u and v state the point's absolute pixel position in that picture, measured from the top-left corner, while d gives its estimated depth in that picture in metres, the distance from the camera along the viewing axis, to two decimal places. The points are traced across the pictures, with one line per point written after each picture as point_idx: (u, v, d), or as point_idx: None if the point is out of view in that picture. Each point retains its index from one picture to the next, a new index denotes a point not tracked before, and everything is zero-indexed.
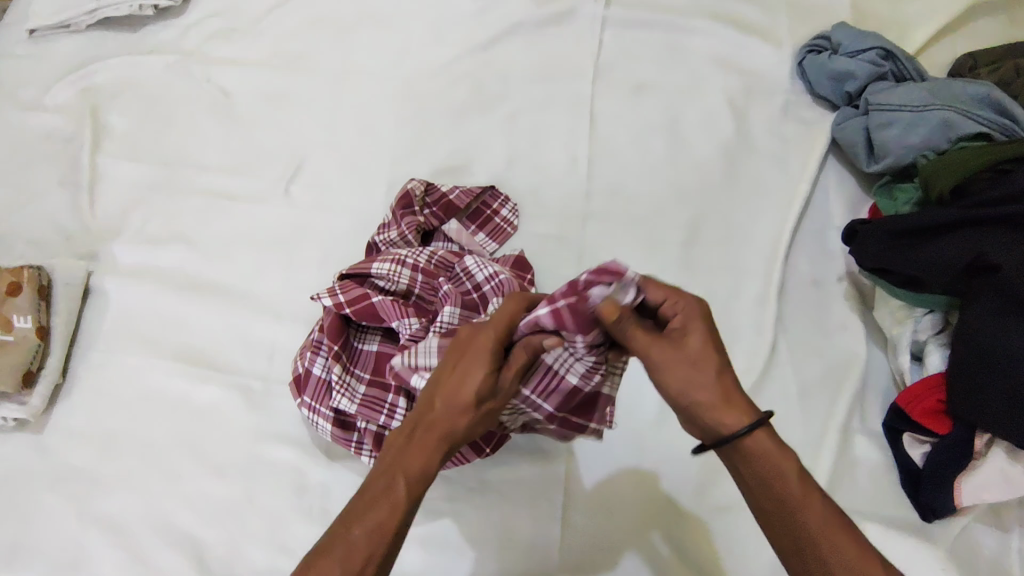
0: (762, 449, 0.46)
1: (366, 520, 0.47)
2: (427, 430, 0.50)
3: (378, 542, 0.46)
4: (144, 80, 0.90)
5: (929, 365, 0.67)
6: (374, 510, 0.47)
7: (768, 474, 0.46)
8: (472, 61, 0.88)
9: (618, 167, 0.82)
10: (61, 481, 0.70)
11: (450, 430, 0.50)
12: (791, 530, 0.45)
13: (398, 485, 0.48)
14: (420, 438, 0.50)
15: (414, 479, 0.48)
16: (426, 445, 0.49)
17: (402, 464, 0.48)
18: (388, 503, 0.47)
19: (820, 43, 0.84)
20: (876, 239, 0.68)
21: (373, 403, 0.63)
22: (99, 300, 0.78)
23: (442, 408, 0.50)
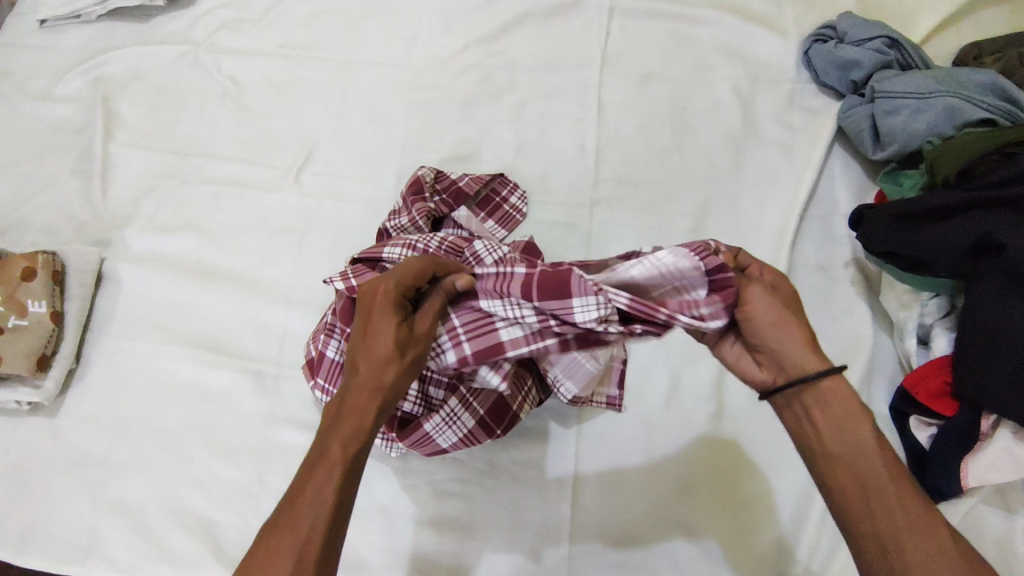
0: (835, 398, 0.49)
1: (310, 488, 0.47)
2: (354, 393, 0.50)
3: (319, 510, 0.46)
4: (155, 69, 0.90)
5: (935, 348, 0.68)
6: (311, 478, 0.47)
7: (839, 423, 0.49)
8: (480, 51, 0.89)
9: (626, 155, 0.83)
10: (75, 465, 0.71)
11: (376, 387, 0.50)
12: (855, 467, 0.47)
13: (335, 448, 0.48)
14: (348, 402, 0.50)
15: (347, 439, 0.49)
16: (356, 406, 0.49)
17: (337, 429, 0.49)
18: (326, 467, 0.48)
19: (826, 32, 0.85)
20: (882, 224, 0.68)
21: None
22: (112, 286, 0.79)
23: (365, 367, 0.50)
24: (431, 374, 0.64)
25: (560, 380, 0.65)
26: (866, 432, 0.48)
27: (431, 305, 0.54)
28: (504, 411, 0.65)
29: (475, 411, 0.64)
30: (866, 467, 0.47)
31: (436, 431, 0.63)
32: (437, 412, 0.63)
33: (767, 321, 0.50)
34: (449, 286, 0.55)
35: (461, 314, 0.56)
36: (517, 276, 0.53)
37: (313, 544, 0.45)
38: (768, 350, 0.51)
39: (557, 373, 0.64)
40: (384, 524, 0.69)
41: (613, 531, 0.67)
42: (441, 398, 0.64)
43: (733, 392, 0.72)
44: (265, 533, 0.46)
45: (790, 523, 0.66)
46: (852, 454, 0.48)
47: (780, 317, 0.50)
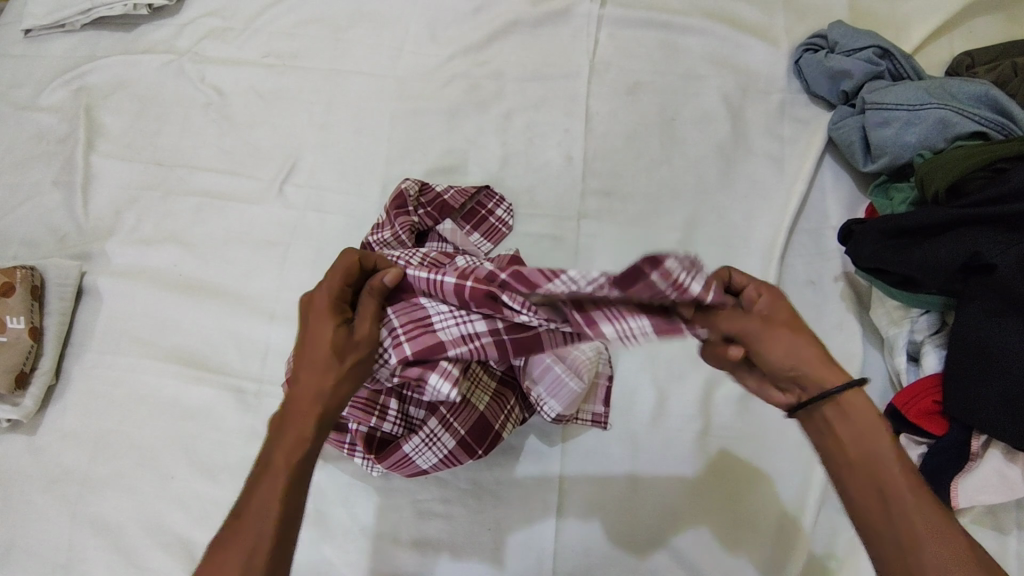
0: (856, 408, 0.47)
1: (255, 498, 0.47)
2: (298, 400, 0.50)
3: (265, 517, 0.45)
4: (139, 79, 0.89)
5: (925, 366, 0.67)
6: (258, 488, 0.47)
7: (858, 430, 0.46)
8: (467, 61, 0.88)
9: (613, 167, 0.82)
10: (54, 482, 0.70)
11: (318, 393, 0.49)
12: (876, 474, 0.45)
13: (279, 459, 0.48)
14: (291, 410, 0.49)
15: (291, 447, 0.48)
16: (299, 414, 0.49)
17: (281, 439, 0.49)
18: (271, 478, 0.47)
19: (817, 41, 0.83)
20: (871, 240, 0.67)
21: (365, 404, 0.61)
22: (93, 300, 0.78)
23: (305, 375, 0.50)
24: (411, 395, 0.63)
25: (546, 399, 0.64)
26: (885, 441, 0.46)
27: (366, 309, 0.52)
28: (486, 432, 0.64)
29: (456, 432, 0.62)
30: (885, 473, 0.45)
31: (416, 452, 0.62)
32: (416, 432, 0.62)
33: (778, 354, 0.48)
34: (375, 283, 0.52)
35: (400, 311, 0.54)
36: (448, 282, 0.51)
37: (261, 551, 0.44)
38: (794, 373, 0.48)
39: (539, 388, 0.64)
40: (365, 543, 0.68)
41: (594, 554, 0.66)
42: (421, 418, 0.63)
43: (720, 409, 0.71)
44: (212, 548, 0.45)
45: (776, 543, 0.65)
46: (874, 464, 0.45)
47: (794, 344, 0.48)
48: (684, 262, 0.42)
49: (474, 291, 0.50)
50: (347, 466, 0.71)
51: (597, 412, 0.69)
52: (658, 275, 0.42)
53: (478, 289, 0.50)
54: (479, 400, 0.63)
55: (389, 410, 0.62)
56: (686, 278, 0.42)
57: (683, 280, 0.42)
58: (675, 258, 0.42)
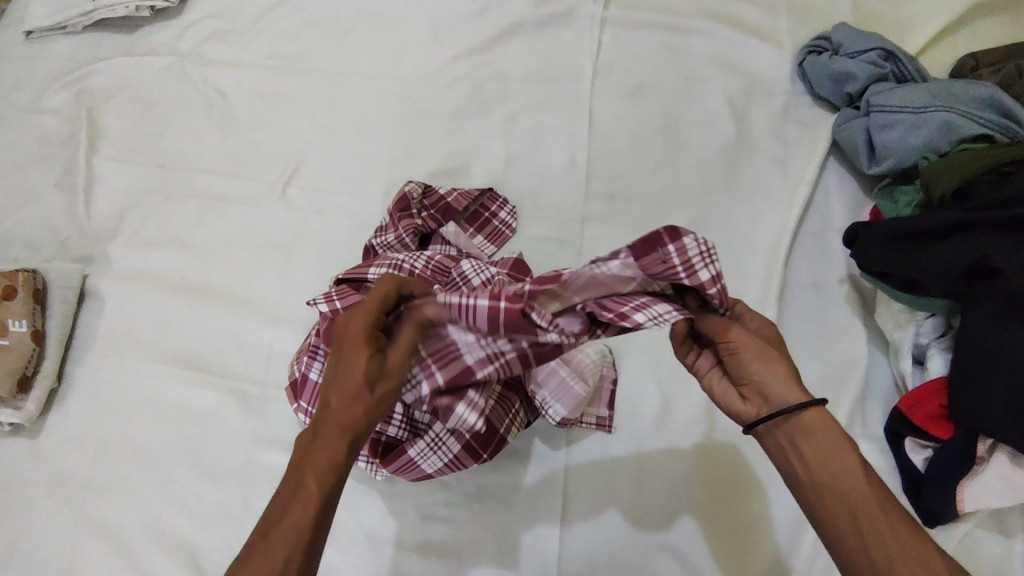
0: (820, 427, 0.50)
1: (285, 522, 0.45)
2: (329, 424, 0.47)
3: (294, 539, 0.45)
4: (141, 81, 0.89)
5: (930, 370, 0.67)
6: (288, 510, 0.46)
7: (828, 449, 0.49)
8: (470, 63, 0.88)
9: (616, 169, 0.82)
10: (57, 486, 0.70)
11: (352, 420, 0.47)
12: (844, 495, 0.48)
13: (309, 483, 0.46)
14: (321, 434, 0.47)
15: (322, 474, 0.47)
16: (331, 436, 0.47)
17: (311, 463, 0.47)
18: (301, 501, 0.46)
19: (821, 43, 0.83)
20: (876, 242, 0.67)
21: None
22: (95, 303, 0.78)
23: (339, 400, 0.47)
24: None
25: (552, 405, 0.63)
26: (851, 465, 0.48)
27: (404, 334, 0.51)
28: (491, 436, 0.64)
29: (461, 435, 0.62)
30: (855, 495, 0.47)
31: (421, 457, 0.62)
32: (422, 436, 0.62)
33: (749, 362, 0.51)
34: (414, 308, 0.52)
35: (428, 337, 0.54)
36: (480, 304, 0.50)
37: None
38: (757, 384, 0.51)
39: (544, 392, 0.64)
40: (369, 547, 0.68)
41: (599, 557, 0.66)
42: (426, 422, 0.63)
43: (725, 412, 0.71)
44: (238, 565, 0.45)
45: (781, 547, 0.65)
46: (839, 483, 0.48)
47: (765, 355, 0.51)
48: (700, 245, 0.48)
49: (509, 312, 0.49)
50: (350, 469, 0.71)
51: (602, 416, 0.68)
52: (676, 249, 0.48)
53: (512, 308, 0.50)
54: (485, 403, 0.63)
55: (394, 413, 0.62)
56: (698, 261, 0.48)
57: (695, 261, 0.48)
58: (693, 237, 0.48)
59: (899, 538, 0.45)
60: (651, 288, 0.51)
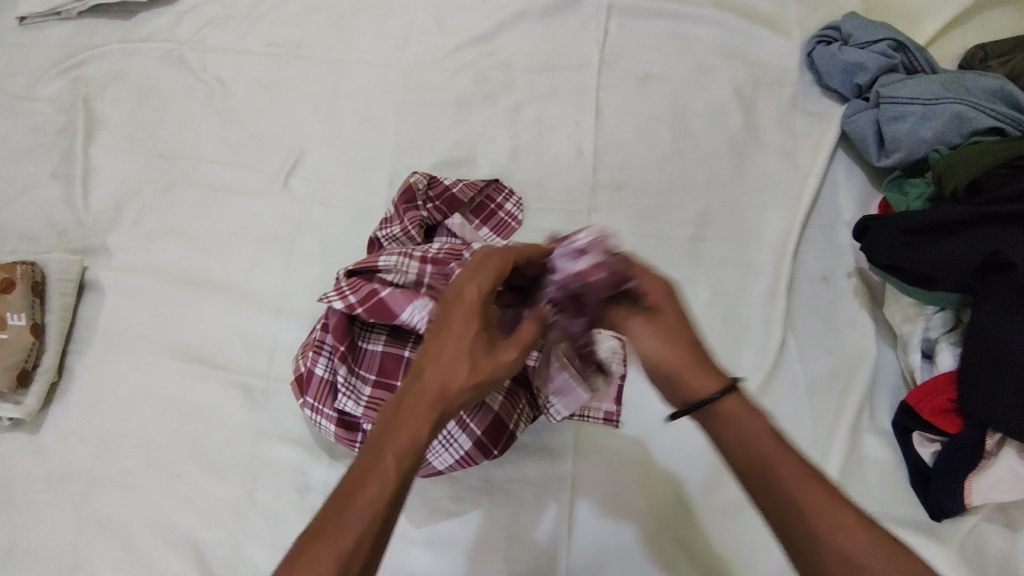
0: (733, 413, 0.48)
1: (360, 496, 0.42)
2: (418, 400, 0.46)
3: (369, 514, 0.42)
4: (137, 67, 0.87)
5: (940, 364, 0.67)
6: (365, 484, 0.42)
7: (740, 433, 0.48)
8: (475, 51, 0.86)
9: (623, 160, 0.81)
10: (59, 482, 0.69)
11: (441, 394, 0.46)
12: (762, 471, 0.46)
13: (389, 458, 0.43)
14: (410, 403, 0.46)
15: (406, 449, 0.44)
16: (419, 410, 0.45)
17: (394, 435, 0.44)
18: (379, 478, 0.43)
19: (830, 33, 0.82)
20: (887, 236, 0.66)
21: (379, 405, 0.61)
22: (94, 295, 0.76)
23: (431, 373, 0.47)
24: None
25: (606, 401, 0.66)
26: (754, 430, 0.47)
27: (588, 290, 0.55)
28: (501, 431, 0.62)
29: (472, 433, 0.62)
30: (769, 472, 0.45)
31: (433, 455, 0.63)
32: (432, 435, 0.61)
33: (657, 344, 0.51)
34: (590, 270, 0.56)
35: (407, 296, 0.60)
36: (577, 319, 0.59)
37: (360, 555, 0.41)
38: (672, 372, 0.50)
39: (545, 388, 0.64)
40: None
41: (608, 551, 0.66)
42: None
43: None
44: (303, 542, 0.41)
45: None
46: (771, 471, 0.45)
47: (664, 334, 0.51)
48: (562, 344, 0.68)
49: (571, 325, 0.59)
50: None
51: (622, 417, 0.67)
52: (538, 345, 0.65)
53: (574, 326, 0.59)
54: (495, 398, 0.63)
55: None
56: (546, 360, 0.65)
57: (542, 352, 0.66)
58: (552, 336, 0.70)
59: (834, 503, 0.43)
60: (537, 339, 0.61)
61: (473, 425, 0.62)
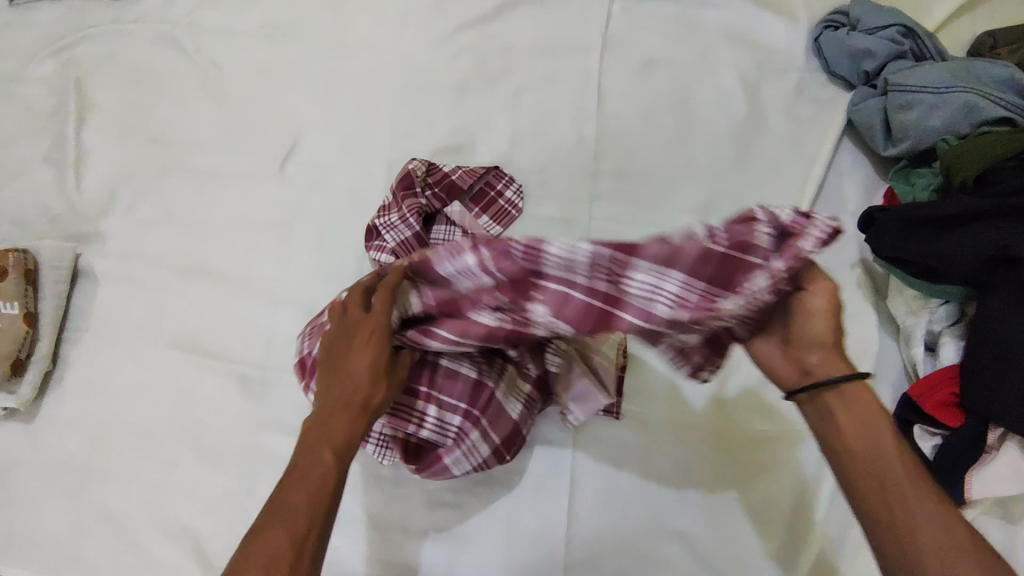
0: (858, 400, 0.50)
1: (299, 492, 0.48)
2: (339, 410, 0.51)
3: (312, 508, 0.48)
4: (129, 49, 0.85)
5: (942, 357, 0.67)
6: (304, 483, 0.49)
7: (864, 419, 0.49)
8: (474, 34, 0.85)
9: (625, 147, 0.80)
10: (56, 471, 0.69)
11: (360, 402, 0.51)
12: (875, 459, 0.47)
13: (325, 460, 0.50)
14: (335, 411, 0.51)
15: (340, 448, 0.50)
16: (340, 417, 0.51)
17: (324, 440, 0.50)
18: (317, 478, 0.49)
19: (838, 18, 0.80)
20: (894, 228, 0.65)
21: (401, 413, 0.61)
22: (88, 283, 0.76)
23: (348, 386, 0.52)
24: (446, 399, 0.60)
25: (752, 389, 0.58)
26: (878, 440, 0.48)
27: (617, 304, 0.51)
28: (518, 435, 0.64)
29: (491, 440, 0.63)
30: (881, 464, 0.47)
31: (455, 463, 0.63)
32: (456, 447, 0.62)
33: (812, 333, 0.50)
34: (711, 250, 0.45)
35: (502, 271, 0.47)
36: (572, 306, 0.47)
37: (308, 545, 0.47)
38: (804, 351, 0.51)
39: (564, 392, 0.65)
40: (375, 534, 0.67)
41: (607, 544, 0.66)
42: (457, 425, 0.61)
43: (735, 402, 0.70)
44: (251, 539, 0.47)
45: (788, 534, 0.65)
46: (875, 457, 0.47)
47: (813, 319, 0.49)
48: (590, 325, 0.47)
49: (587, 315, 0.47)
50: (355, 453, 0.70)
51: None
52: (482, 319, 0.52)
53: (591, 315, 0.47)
54: (514, 403, 0.63)
55: (427, 417, 0.60)
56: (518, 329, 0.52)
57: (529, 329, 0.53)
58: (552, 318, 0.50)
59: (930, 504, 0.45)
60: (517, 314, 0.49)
61: (495, 435, 0.63)
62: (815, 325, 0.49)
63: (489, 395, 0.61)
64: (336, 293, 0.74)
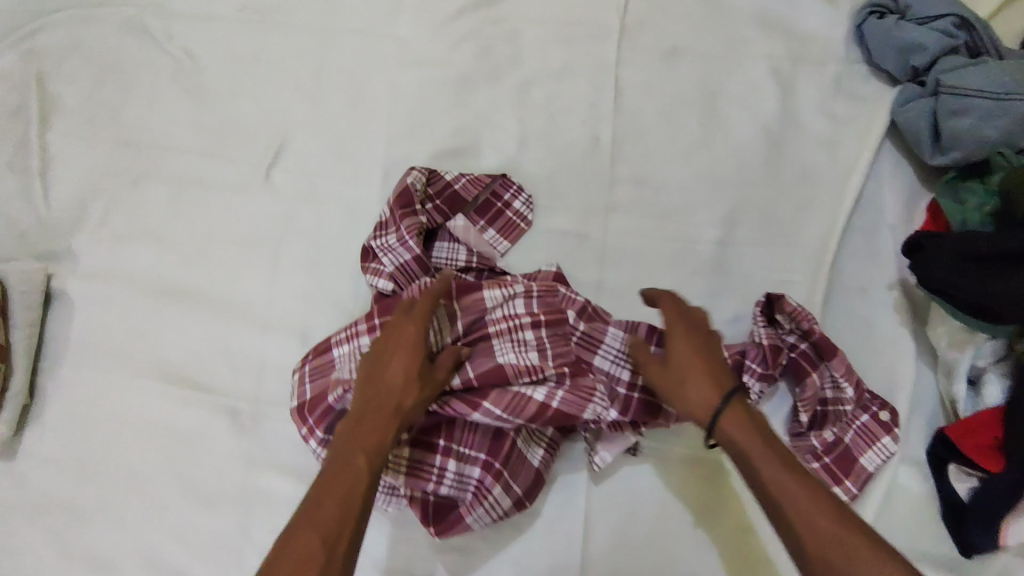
0: (734, 422, 0.53)
1: (335, 494, 0.49)
2: (374, 414, 0.53)
3: (346, 510, 0.48)
4: (94, 37, 0.76)
5: (986, 396, 0.63)
6: (338, 484, 0.50)
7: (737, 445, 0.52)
8: (477, 18, 0.76)
9: (644, 151, 0.73)
10: (39, 513, 0.65)
11: (395, 408, 0.53)
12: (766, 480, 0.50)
13: (358, 462, 0.51)
14: (368, 415, 0.53)
15: (373, 451, 0.51)
16: (376, 420, 0.53)
17: (359, 442, 0.52)
18: (354, 479, 0.50)
19: (885, 3, 0.72)
20: (945, 259, 0.59)
21: (421, 469, 0.61)
22: (63, 306, 0.70)
23: (384, 391, 0.54)
24: (468, 452, 0.61)
25: (841, 380, 0.64)
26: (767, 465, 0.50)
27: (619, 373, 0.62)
28: (538, 484, 0.62)
29: (512, 492, 0.61)
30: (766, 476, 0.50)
31: (472, 517, 0.60)
32: (478, 501, 0.60)
33: (688, 370, 0.55)
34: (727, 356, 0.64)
35: (556, 348, 0.61)
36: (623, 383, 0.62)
37: (342, 544, 0.47)
38: (679, 395, 0.55)
39: (594, 436, 0.64)
40: None
41: None
42: (478, 480, 0.60)
43: None
44: (285, 540, 0.47)
45: None
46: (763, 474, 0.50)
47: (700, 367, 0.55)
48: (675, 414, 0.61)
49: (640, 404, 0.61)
50: None
51: (824, 439, 0.64)
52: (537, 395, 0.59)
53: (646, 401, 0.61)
54: (535, 451, 0.62)
55: (447, 472, 0.61)
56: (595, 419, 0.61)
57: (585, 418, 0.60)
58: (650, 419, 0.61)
59: (811, 498, 0.47)
60: (574, 388, 0.60)
61: (517, 489, 0.61)
62: (689, 376, 0.55)
63: (511, 446, 0.61)
64: (331, 318, 0.68)
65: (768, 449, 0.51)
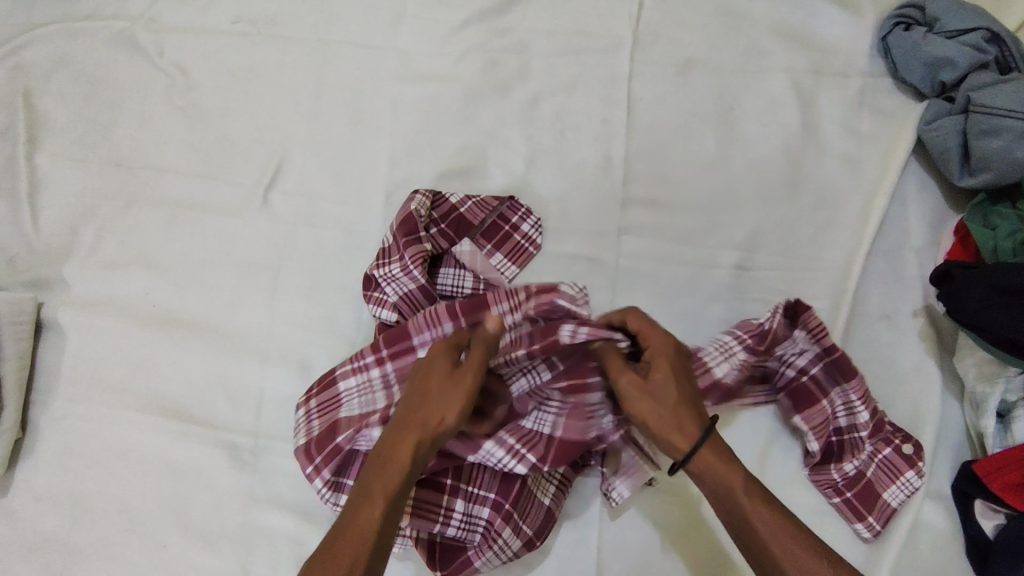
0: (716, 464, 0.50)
1: (348, 534, 0.47)
2: (395, 444, 0.50)
3: (360, 551, 0.46)
4: (83, 52, 0.73)
5: (1015, 433, 0.59)
6: (353, 524, 0.47)
7: (720, 488, 0.50)
8: (483, 30, 0.72)
9: (658, 169, 0.69)
10: (33, 552, 0.63)
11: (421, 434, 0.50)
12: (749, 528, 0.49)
13: (375, 497, 0.48)
14: (389, 446, 0.50)
15: (390, 485, 0.49)
16: (396, 453, 0.50)
17: (377, 477, 0.49)
18: (368, 517, 0.47)
19: (911, 14, 0.69)
20: (979, 291, 0.57)
21: (428, 511, 0.58)
22: (55, 336, 0.68)
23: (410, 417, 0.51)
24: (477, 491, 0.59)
25: (857, 404, 0.61)
26: (741, 498, 0.49)
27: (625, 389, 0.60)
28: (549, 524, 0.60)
29: (522, 534, 0.59)
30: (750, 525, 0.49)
31: (481, 559, 0.59)
32: (486, 544, 0.58)
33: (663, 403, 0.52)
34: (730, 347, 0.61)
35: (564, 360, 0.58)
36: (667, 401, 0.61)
37: None
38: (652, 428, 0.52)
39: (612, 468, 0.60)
40: None
41: None
42: (488, 521, 0.59)
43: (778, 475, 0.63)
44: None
45: None
46: (748, 522, 0.49)
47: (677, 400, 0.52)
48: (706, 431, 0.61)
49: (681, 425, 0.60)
50: None
51: (845, 472, 0.62)
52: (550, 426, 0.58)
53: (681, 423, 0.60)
54: (545, 490, 0.60)
55: (456, 512, 0.59)
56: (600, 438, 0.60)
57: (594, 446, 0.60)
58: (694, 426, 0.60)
59: (803, 551, 0.47)
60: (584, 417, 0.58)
61: (528, 530, 0.59)
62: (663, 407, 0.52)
63: (521, 485, 0.59)
64: (334, 348, 0.65)
65: (752, 495, 0.49)
